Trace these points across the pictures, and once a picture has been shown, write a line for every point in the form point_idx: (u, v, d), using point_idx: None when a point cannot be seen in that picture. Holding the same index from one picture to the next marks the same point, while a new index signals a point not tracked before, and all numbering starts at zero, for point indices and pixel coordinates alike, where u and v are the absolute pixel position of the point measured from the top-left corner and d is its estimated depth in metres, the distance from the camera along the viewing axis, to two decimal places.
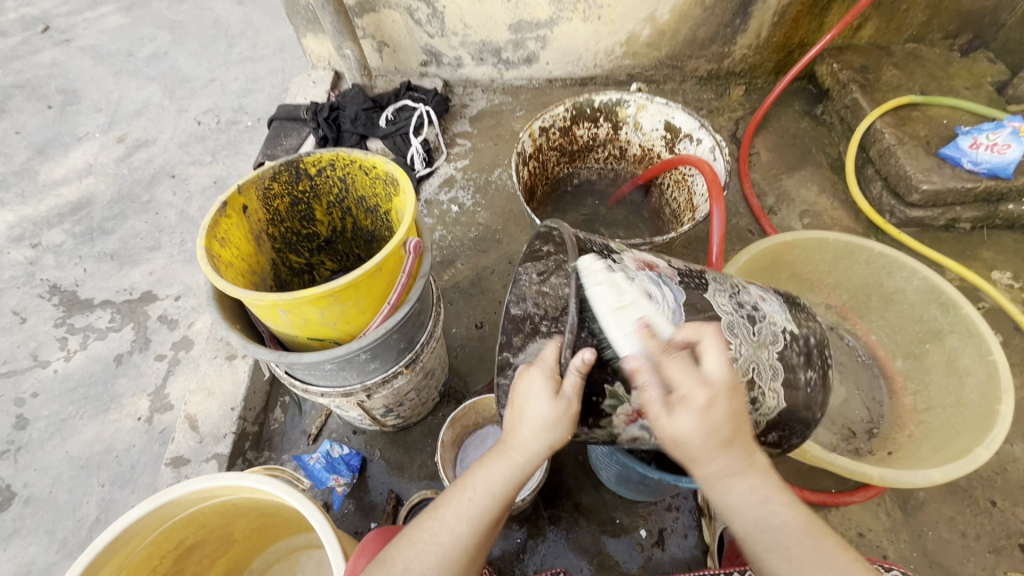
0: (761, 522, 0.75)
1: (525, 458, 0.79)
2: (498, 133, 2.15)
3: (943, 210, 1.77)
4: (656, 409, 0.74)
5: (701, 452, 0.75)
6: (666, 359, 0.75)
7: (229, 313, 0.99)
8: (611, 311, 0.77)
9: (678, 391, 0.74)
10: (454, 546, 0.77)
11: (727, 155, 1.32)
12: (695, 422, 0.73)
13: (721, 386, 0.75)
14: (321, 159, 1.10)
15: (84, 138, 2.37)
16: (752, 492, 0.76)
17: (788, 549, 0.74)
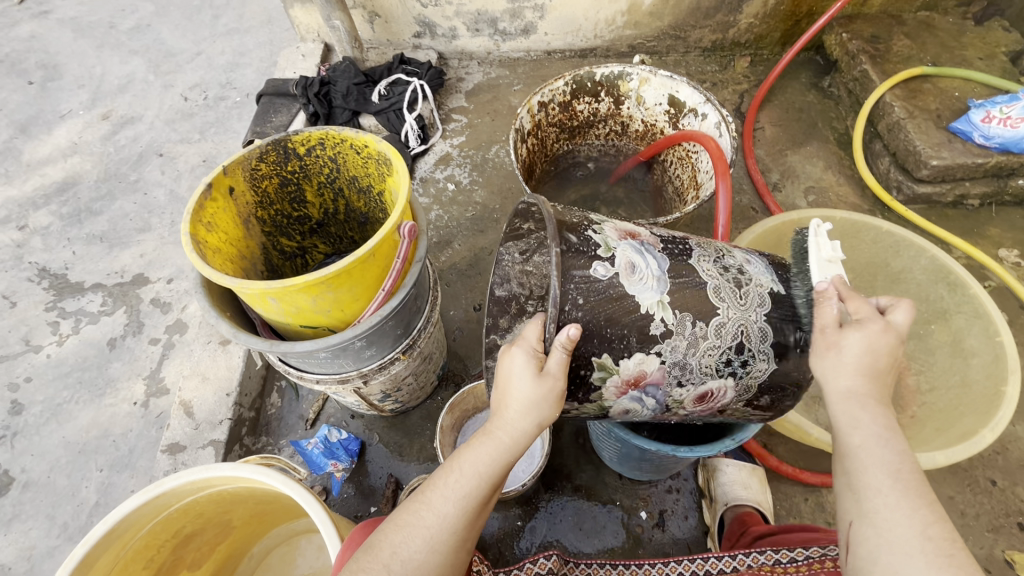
0: (877, 438, 0.70)
1: (513, 438, 0.78)
2: (495, 108, 2.08)
3: (951, 186, 1.73)
4: (829, 322, 0.79)
5: (852, 364, 0.75)
6: (857, 296, 0.80)
7: (218, 301, 0.96)
8: (824, 259, 0.91)
9: (858, 316, 0.78)
10: (443, 529, 0.75)
11: (733, 131, 1.27)
12: (868, 340, 0.75)
13: (899, 334, 0.77)
14: (309, 138, 1.05)
15: (68, 115, 2.29)
16: (878, 422, 0.71)
17: (898, 471, 0.67)
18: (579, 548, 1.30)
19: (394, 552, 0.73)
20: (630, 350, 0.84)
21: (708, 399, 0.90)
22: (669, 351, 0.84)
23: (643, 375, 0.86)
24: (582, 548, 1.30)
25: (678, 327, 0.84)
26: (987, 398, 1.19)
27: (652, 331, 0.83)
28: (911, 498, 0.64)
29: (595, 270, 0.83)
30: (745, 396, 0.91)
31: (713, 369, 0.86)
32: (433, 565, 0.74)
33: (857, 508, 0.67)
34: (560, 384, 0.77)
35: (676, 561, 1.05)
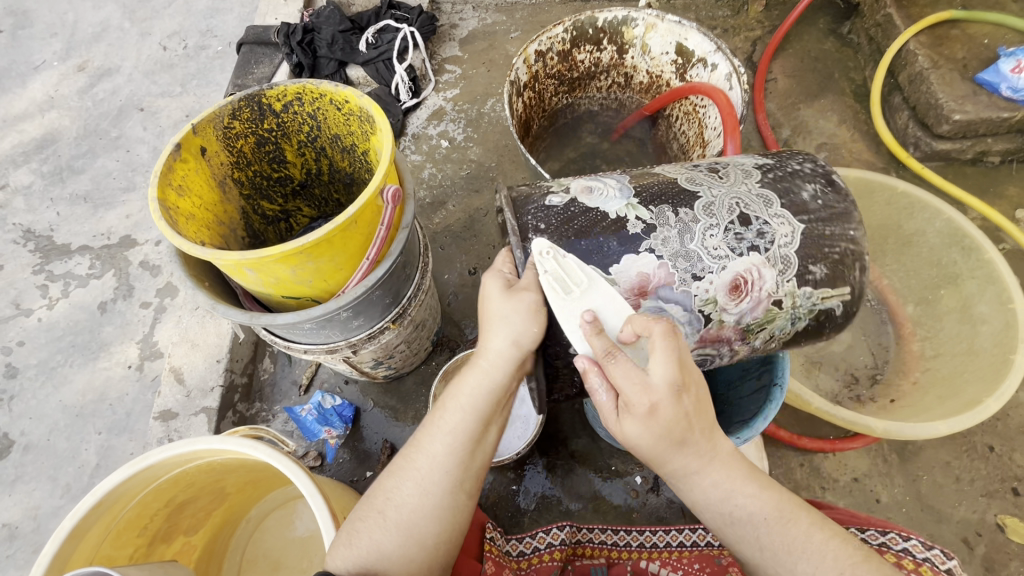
0: (727, 512, 0.70)
1: (492, 363, 0.78)
2: (491, 57, 1.95)
3: (972, 142, 1.63)
4: (606, 411, 0.72)
5: (652, 455, 0.70)
6: (605, 364, 0.71)
7: (196, 270, 0.91)
8: (560, 298, 0.77)
9: (623, 396, 0.69)
10: (434, 471, 0.75)
11: (745, 83, 1.18)
12: (640, 429, 0.68)
13: (674, 387, 0.68)
14: (285, 92, 0.98)
15: (42, 67, 2.16)
16: (714, 486, 0.71)
17: (759, 539, 0.69)
18: (572, 511, 1.31)
19: (387, 498, 0.75)
20: (616, 255, 0.84)
21: (741, 287, 0.84)
22: (659, 241, 0.84)
23: (643, 277, 0.83)
24: (577, 511, 1.31)
25: (661, 219, 0.85)
26: (995, 365, 1.16)
27: (631, 229, 0.85)
28: (783, 557, 0.68)
29: (549, 201, 0.90)
30: (788, 275, 0.85)
31: (724, 250, 0.84)
32: (428, 508, 0.74)
33: (749, 569, 0.72)
34: (537, 297, 0.78)
35: (679, 530, 1.06)
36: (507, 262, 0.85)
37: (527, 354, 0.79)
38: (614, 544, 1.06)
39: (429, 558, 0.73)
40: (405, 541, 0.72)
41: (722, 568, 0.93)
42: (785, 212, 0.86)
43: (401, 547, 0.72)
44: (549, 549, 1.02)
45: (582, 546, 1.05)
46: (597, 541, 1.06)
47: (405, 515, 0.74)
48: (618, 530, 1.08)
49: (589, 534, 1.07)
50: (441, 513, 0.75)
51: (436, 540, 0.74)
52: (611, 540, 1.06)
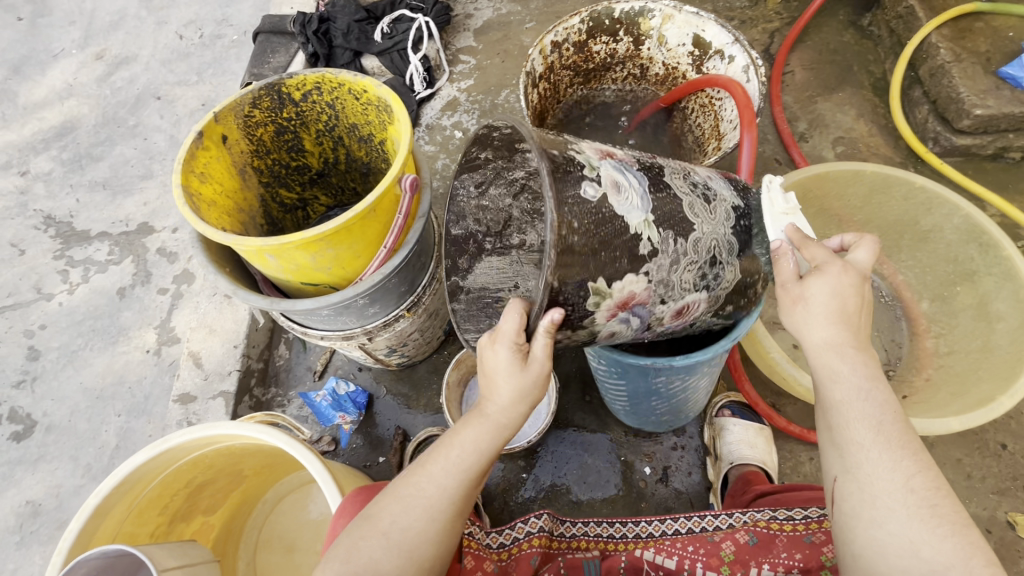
0: (859, 391, 0.68)
1: (505, 415, 0.77)
2: (505, 48, 1.95)
3: (994, 137, 1.61)
4: (787, 278, 0.76)
5: (828, 315, 0.70)
6: (808, 242, 0.77)
7: (218, 256, 0.93)
8: (775, 213, 0.86)
9: (814, 263, 0.74)
10: (441, 499, 0.75)
11: (763, 76, 1.17)
12: (830, 288, 0.71)
13: (861, 270, 0.74)
14: (305, 81, 0.99)
15: (61, 55, 2.18)
16: (861, 366, 0.70)
17: (881, 424, 0.67)
18: (580, 500, 1.33)
19: (392, 521, 0.74)
20: (620, 273, 0.75)
21: (684, 313, 0.85)
22: (657, 267, 0.77)
23: (635, 297, 0.77)
24: (585, 501, 1.33)
25: (664, 244, 0.78)
26: (1009, 362, 1.16)
27: (642, 251, 0.75)
28: (894, 450, 0.66)
29: (584, 191, 0.72)
30: (711, 309, 0.88)
31: (690, 282, 0.82)
32: (432, 534, 0.75)
33: (839, 462, 0.68)
34: (549, 366, 0.74)
35: (675, 518, 1.10)
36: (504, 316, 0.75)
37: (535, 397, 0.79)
38: (610, 536, 1.09)
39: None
40: (406, 563, 0.72)
41: (715, 545, 0.95)
42: (738, 258, 0.87)
43: (399, 569, 0.72)
44: (528, 537, 1.04)
45: (575, 541, 1.08)
46: (590, 534, 1.09)
47: (408, 538, 0.73)
48: (611, 523, 1.12)
49: (582, 528, 1.10)
50: (441, 538, 0.76)
51: (432, 563, 0.75)
52: (605, 533, 1.10)
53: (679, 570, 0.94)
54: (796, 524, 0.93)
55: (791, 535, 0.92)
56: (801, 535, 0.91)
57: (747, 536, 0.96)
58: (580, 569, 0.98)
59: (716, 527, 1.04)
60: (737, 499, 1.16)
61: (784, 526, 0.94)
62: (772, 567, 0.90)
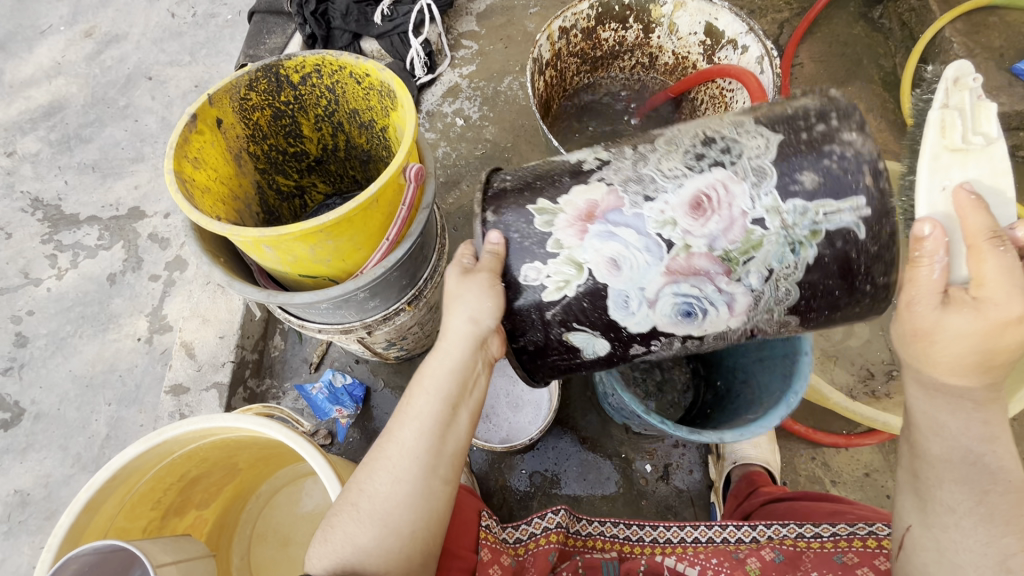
0: (966, 454, 0.66)
1: (452, 342, 0.79)
2: (508, 34, 1.89)
3: (1005, 135, 1.59)
4: (925, 296, 0.63)
5: (955, 359, 0.64)
6: (985, 247, 0.60)
7: (213, 246, 0.89)
8: (940, 151, 0.65)
9: (977, 291, 0.61)
10: (403, 457, 0.75)
11: (778, 66, 1.14)
12: (974, 325, 0.61)
13: None
14: (304, 63, 0.94)
15: (48, 32, 2.11)
16: (981, 425, 0.66)
17: (986, 494, 0.65)
18: (578, 496, 1.32)
19: (360, 490, 0.75)
20: (566, 186, 0.78)
21: (704, 204, 0.72)
22: (611, 171, 0.77)
23: (589, 201, 0.76)
24: (584, 497, 1.32)
25: (618, 155, 0.79)
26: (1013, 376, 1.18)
27: (586, 167, 0.79)
28: (995, 525, 0.65)
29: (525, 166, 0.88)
30: (763, 187, 0.71)
31: (681, 169, 0.74)
32: (399, 496, 0.74)
33: (920, 517, 0.69)
34: (488, 271, 0.77)
35: (695, 525, 1.03)
36: (466, 251, 0.84)
37: (489, 329, 0.79)
38: (627, 539, 1.05)
39: (406, 549, 0.73)
40: (381, 533, 0.72)
41: (739, 561, 0.93)
42: (759, 128, 0.74)
43: (377, 539, 0.72)
44: (545, 533, 1.01)
45: (591, 540, 1.05)
46: (607, 534, 1.06)
47: (377, 507, 0.74)
48: (629, 524, 1.07)
49: (600, 527, 1.07)
50: (415, 501, 0.74)
51: (412, 529, 0.74)
52: (622, 534, 1.06)
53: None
54: (824, 541, 0.90)
55: (819, 553, 0.89)
56: (830, 554, 0.88)
57: (772, 553, 0.92)
58: (596, 568, 0.95)
59: (741, 540, 0.98)
60: (741, 502, 1.15)
61: (809, 543, 0.91)
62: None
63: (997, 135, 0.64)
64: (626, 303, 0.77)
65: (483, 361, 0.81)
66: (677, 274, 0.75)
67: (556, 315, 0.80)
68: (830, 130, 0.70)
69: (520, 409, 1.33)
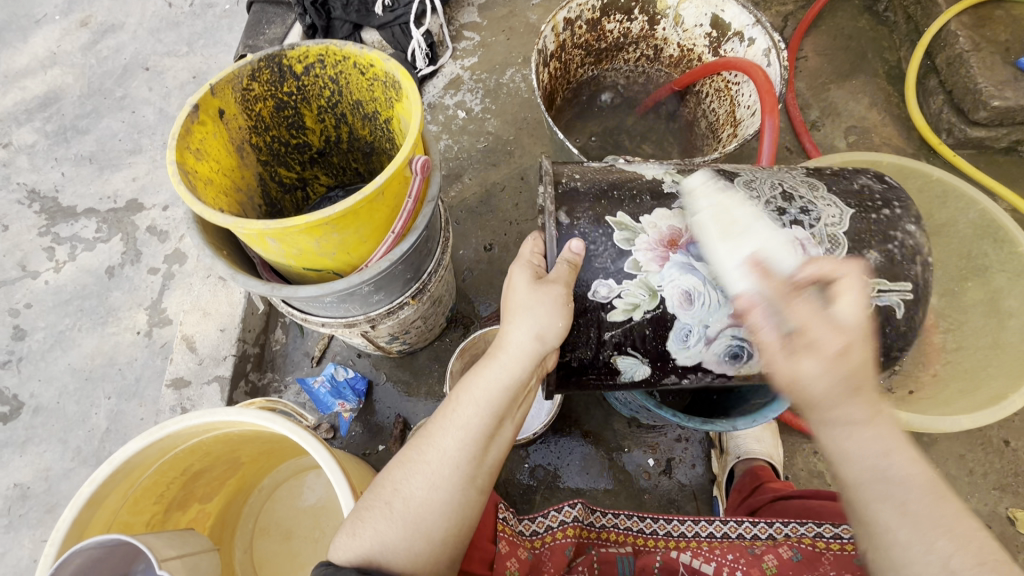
0: (874, 470, 0.62)
1: (512, 356, 0.76)
2: (510, 25, 1.87)
3: (1008, 130, 1.58)
4: (770, 349, 0.69)
5: (825, 398, 0.65)
6: (790, 297, 0.68)
7: (215, 238, 0.88)
8: (720, 237, 0.79)
9: (800, 329, 0.66)
10: (445, 465, 0.73)
11: (785, 59, 1.12)
12: (823, 368, 0.64)
13: (855, 331, 0.64)
14: (307, 54, 0.93)
15: (43, 21, 2.08)
16: (874, 441, 0.63)
17: (905, 506, 0.60)
18: (581, 490, 1.32)
19: (394, 490, 0.73)
20: (649, 209, 0.86)
21: None
22: (694, 203, 0.86)
23: (675, 231, 0.85)
24: (588, 491, 1.32)
25: (699, 187, 0.89)
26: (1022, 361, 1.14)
27: (667, 191, 0.88)
28: (926, 530, 0.59)
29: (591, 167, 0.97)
30: (833, 255, 0.82)
31: (763, 220, 0.84)
32: (436, 503, 0.72)
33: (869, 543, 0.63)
34: (564, 289, 0.78)
35: (710, 522, 1.05)
36: (536, 253, 0.87)
37: (549, 351, 0.79)
38: (640, 532, 1.07)
39: (435, 556, 0.71)
40: (411, 535, 0.70)
41: (756, 557, 0.92)
42: (832, 197, 0.87)
43: (405, 540, 0.70)
44: (562, 527, 1.01)
45: (605, 532, 1.06)
46: (621, 527, 1.07)
47: (412, 509, 0.71)
48: (642, 518, 1.09)
49: (611, 519, 1.08)
50: (450, 509, 0.72)
51: (444, 536, 0.72)
52: (636, 527, 1.08)
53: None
54: (843, 543, 0.90)
55: (839, 554, 0.89)
56: (850, 556, 0.89)
57: (791, 551, 0.92)
58: (613, 564, 0.96)
59: (757, 536, 0.99)
60: (746, 497, 1.15)
61: (827, 544, 0.92)
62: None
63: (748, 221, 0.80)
64: (686, 336, 0.85)
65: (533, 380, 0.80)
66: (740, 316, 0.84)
67: (614, 337, 0.86)
68: (893, 218, 0.85)
69: None
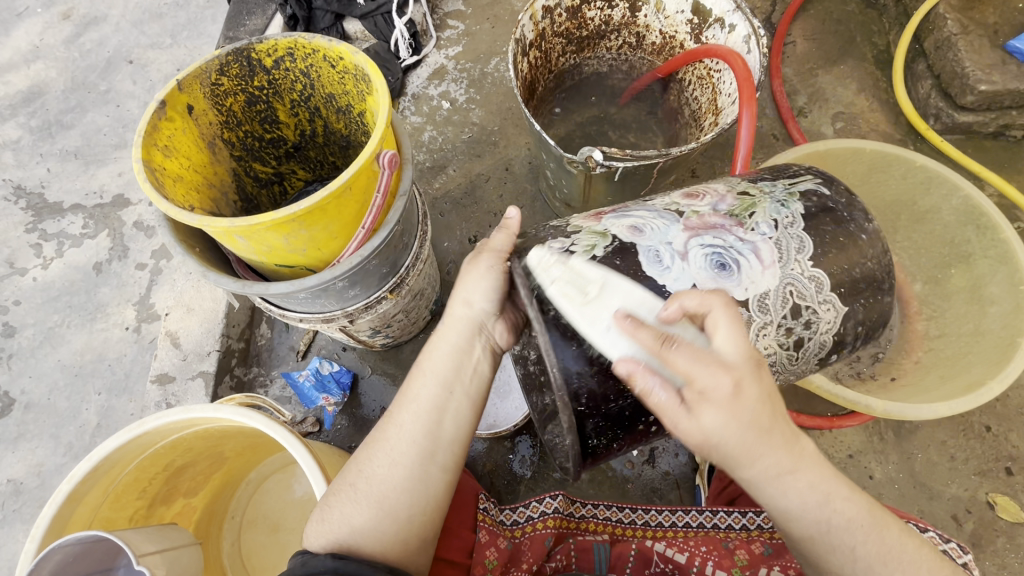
0: (820, 521, 0.66)
1: (449, 327, 0.81)
2: (495, 13, 1.85)
3: (996, 115, 1.57)
4: (671, 414, 0.63)
5: (741, 448, 0.62)
6: (664, 353, 0.62)
7: (187, 235, 0.88)
8: (581, 308, 0.70)
9: (696, 385, 0.60)
10: (401, 439, 0.76)
11: (765, 46, 1.10)
12: (723, 418, 0.60)
13: (737, 370, 0.61)
14: (277, 47, 0.92)
15: (24, 14, 2.04)
16: (812, 489, 0.66)
17: (854, 551, 0.67)
18: (566, 481, 1.33)
19: (359, 472, 0.76)
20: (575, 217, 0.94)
21: (694, 194, 0.89)
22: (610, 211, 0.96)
23: (599, 211, 0.91)
24: (572, 481, 1.33)
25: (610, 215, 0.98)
26: (1001, 346, 1.15)
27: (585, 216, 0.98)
28: (882, 565, 0.67)
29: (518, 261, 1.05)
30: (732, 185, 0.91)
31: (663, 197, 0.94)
32: (397, 477, 0.74)
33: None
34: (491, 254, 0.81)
35: (685, 510, 1.06)
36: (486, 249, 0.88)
37: (485, 315, 0.81)
38: (618, 521, 1.07)
39: (402, 533, 0.73)
40: (378, 516, 0.73)
41: (729, 550, 0.96)
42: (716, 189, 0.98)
43: (372, 521, 0.73)
44: (542, 518, 1.02)
45: (585, 521, 1.07)
46: (601, 517, 1.08)
47: (375, 490, 0.74)
48: (622, 507, 1.09)
49: (592, 510, 1.09)
50: (411, 485, 0.74)
51: (409, 514, 0.74)
52: (616, 517, 1.08)
53: (689, 565, 0.96)
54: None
55: None
56: None
57: (762, 546, 0.96)
58: (590, 552, 0.98)
59: (731, 527, 1.02)
60: (726, 484, 1.14)
61: None
62: (783, 570, 0.92)
63: (596, 280, 0.72)
64: (658, 258, 0.79)
65: (482, 347, 0.82)
66: (699, 230, 0.81)
67: None
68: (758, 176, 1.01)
69: (507, 395, 1.33)
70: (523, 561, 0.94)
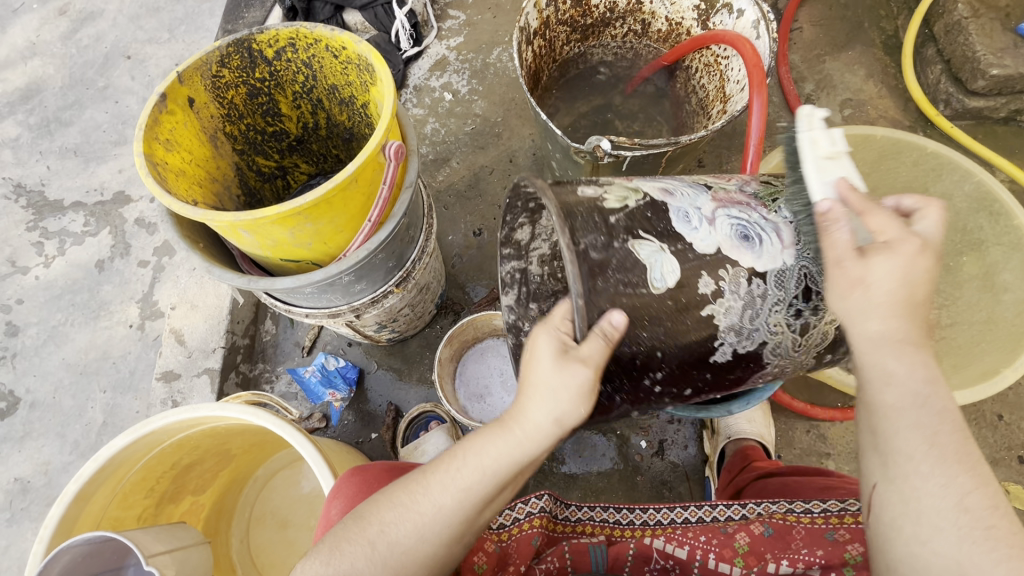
0: (914, 397, 0.59)
1: (528, 435, 0.65)
2: (496, 2, 1.82)
3: (1007, 99, 1.55)
4: (843, 252, 0.63)
5: (892, 304, 0.60)
6: (870, 209, 0.65)
7: (190, 231, 0.87)
8: (817, 158, 0.73)
9: (883, 238, 0.63)
10: (435, 522, 0.66)
11: (775, 31, 1.08)
12: (900, 269, 0.61)
13: (935, 248, 0.63)
14: (278, 37, 0.90)
15: (20, 10, 2.02)
16: (920, 368, 0.60)
17: (936, 436, 0.57)
18: (574, 474, 1.32)
19: (381, 531, 0.67)
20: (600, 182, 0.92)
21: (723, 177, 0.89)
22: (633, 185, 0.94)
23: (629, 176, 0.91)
24: (581, 475, 1.32)
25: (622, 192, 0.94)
26: (1015, 334, 1.15)
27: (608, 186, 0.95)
28: (949, 465, 0.56)
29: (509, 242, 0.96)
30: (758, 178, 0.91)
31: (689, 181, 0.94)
32: (422, 554, 0.66)
33: (882, 470, 0.60)
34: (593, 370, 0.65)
35: (683, 507, 1.04)
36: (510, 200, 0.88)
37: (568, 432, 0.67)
38: (616, 522, 1.03)
39: None
40: None
41: (728, 536, 0.93)
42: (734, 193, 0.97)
43: None
44: (528, 518, 0.97)
45: (581, 525, 1.03)
46: (597, 519, 1.05)
47: (395, 555, 0.66)
48: (618, 509, 1.06)
49: (588, 512, 1.06)
50: (433, 561, 0.67)
51: None
52: (613, 518, 1.04)
53: (691, 561, 0.91)
54: (814, 517, 0.90)
55: (810, 529, 0.89)
56: (821, 530, 0.88)
57: (762, 526, 0.93)
58: (586, 554, 0.94)
59: (730, 518, 0.99)
60: (734, 476, 1.15)
61: (799, 518, 0.92)
62: (792, 563, 0.88)
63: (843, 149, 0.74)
64: (687, 219, 0.78)
65: (546, 449, 0.70)
66: (725, 203, 0.81)
67: (620, 221, 0.76)
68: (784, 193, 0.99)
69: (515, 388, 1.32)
70: (511, 564, 0.91)
